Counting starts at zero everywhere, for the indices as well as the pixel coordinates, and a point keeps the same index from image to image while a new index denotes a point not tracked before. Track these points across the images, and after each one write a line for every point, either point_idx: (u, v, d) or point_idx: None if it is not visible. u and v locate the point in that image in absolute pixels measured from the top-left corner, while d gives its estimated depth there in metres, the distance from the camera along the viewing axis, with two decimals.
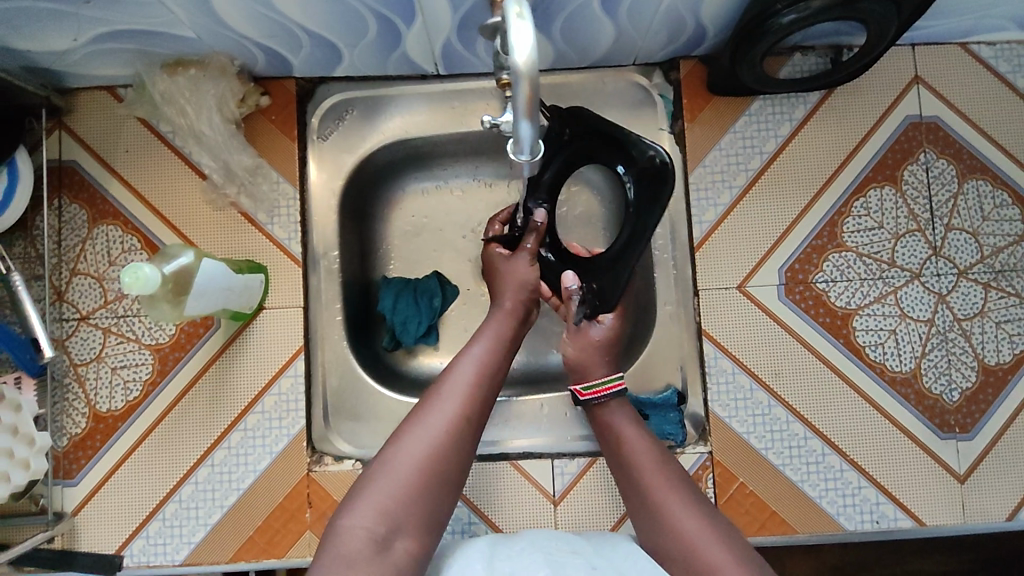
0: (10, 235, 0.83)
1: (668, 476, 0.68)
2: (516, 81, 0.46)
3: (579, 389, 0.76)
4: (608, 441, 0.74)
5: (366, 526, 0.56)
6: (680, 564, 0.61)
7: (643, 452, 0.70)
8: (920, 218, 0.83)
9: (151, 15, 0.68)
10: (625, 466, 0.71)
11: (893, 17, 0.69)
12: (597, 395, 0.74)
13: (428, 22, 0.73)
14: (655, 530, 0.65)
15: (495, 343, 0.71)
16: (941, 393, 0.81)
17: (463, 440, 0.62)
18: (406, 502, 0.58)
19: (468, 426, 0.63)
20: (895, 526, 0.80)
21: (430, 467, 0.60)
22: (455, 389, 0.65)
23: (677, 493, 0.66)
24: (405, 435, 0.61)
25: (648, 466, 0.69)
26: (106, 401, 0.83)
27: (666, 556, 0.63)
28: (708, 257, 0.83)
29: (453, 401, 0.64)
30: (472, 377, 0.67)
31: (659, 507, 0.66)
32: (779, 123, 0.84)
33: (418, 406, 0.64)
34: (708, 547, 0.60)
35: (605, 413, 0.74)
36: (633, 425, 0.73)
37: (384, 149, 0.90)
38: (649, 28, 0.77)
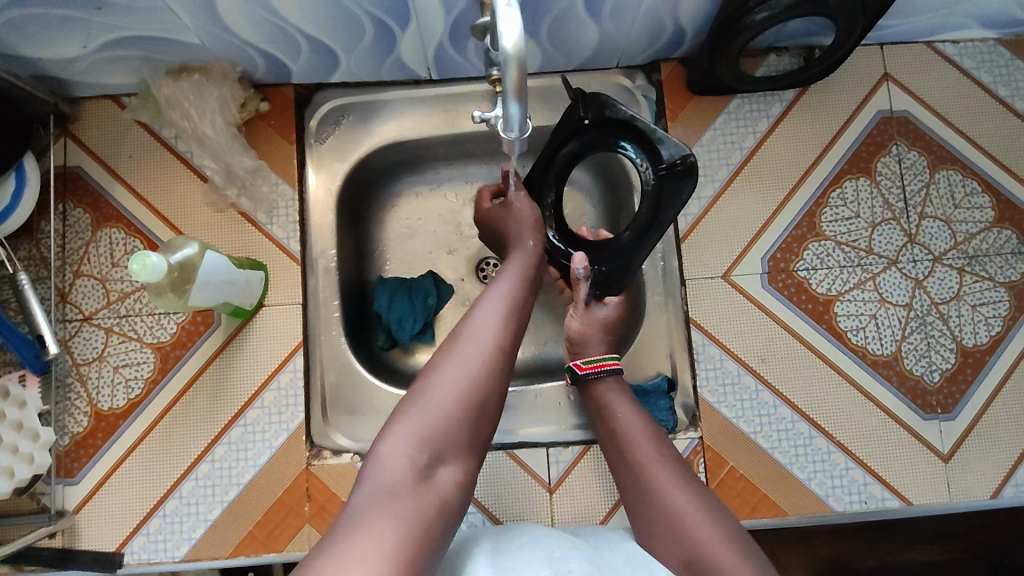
0: (16, 238, 0.85)
1: (661, 452, 0.70)
2: (505, 65, 0.50)
3: (578, 363, 0.78)
4: (602, 415, 0.75)
5: (411, 454, 0.57)
6: (666, 536, 0.64)
7: (637, 428, 0.72)
8: (895, 207, 0.86)
9: (159, 21, 0.71)
10: (618, 441, 0.73)
11: (859, 14, 0.74)
12: (595, 370, 0.77)
13: (421, 26, 0.77)
14: (644, 504, 0.67)
15: (520, 284, 0.73)
16: (922, 374, 0.84)
17: (499, 372, 0.64)
18: (447, 432, 0.59)
19: (503, 359, 0.65)
20: (884, 506, 0.81)
21: (472, 396, 0.61)
22: (488, 323, 0.67)
23: (669, 469, 0.68)
24: (443, 366, 0.63)
25: (641, 442, 0.71)
26: (108, 399, 0.84)
27: (655, 529, 0.66)
28: (693, 249, 0.86)
29: (488, 334, 0.65)
30: (503, 313, 0.68)
31: (649, 483, 0.68)
32: (756, 120, 0.88)
33: (452, 338, 0.66)
34: (695, 519, 0.63)
35: (600, 389, 0.76)
36: (628, 402, 0.75)
37: (380, 152, 0.93)
38: (630, 31, 0.81)
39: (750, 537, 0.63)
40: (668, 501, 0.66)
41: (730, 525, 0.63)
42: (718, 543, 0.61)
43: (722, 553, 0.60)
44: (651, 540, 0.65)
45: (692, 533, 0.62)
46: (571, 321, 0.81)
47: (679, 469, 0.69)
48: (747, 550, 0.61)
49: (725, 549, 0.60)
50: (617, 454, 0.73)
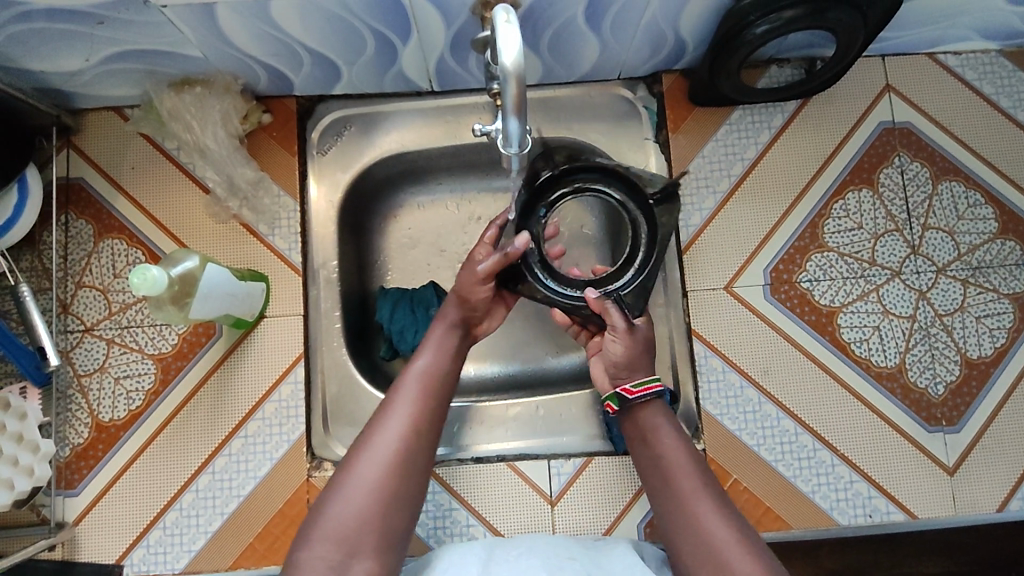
0: (18, 249, 0.85)
1: (703, 481, 0.66)
2: (505, 82, 0.50)
3: (627, 387, 0.73)
4: (643, 439, 0.71)
5: (325, 554, 0.59)
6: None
7: (683, 458, 0.68)
8: (898, 219, 0.86)
9: (160, 35, 0.72)
10: (658, 469, 0.69)
11: (859, 27, 0.74)
12: (644, 393, 0.72)
13: (422, 39, 0.77)
14: (686, 539, 0.63)
15: (437, 356, 0.74)
16: (926, 386, 0.83)
17: (414, 456, 0.66)
18: (361, 526, 0.61)
19: (416, 442, 0.67)
20: (888, 520, 0.81)
21: (387, 486, 0.63)
22: (403, 405, 0.68)
23: (711, 500, 0.65)
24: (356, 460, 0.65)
25: (683, 470, 0.67)
26: (109, 410, 0.84)
27: (697, 567, 0.61)
28: (695, 260, 0.86)
29: (401, 417, 0.67)
30: (417, 394, 0.70)
31: (693, 517, 0.64)
32: (759, 131, 0.88)
33: (369, 427, 0.68)
34: (742, 562, 0.59)
35: (645, 412, 0.72)
36: (672, 427, 0.71)
37: (381, 163, 0.93)
38: (631, 43, 0.81)
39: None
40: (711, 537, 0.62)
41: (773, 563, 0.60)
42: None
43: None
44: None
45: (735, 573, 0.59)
46: (612, 347, 0.74)
47: (721, 500, 0.65)
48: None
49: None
50: (656, 482, 0.68)
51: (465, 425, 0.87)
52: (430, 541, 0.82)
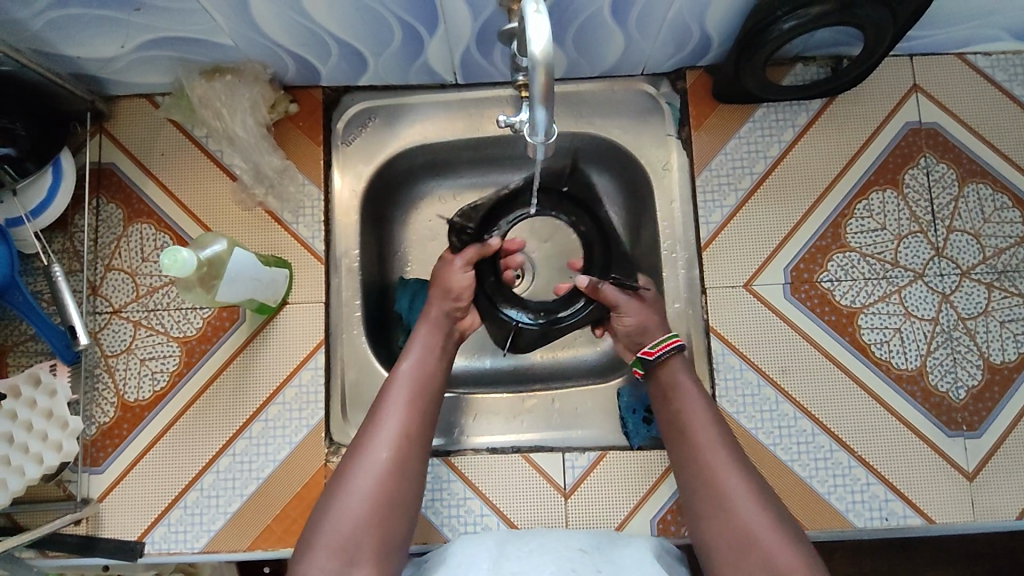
0: (50, 231, 0.88)
1: (721, 437, 0.73)
2: (533, 71, 0.50)
3: (646, 349, 0.78)
4: (666, 397, 0.77)
5: (326, 565, 0.65)
6: (717, 523, 0.69)
7: (700, 413, 0.74)
8: (922, 220, 0.85)
9: (194, 22, 0.73)
10: (681, 425, 0.75)
11: (888, 24, 0.73)
12: (664, 350, 0.77)
13: (449, 31, 0.77)
14: (700, 489, 0.71)
15: (422, 361, 0.77)
16: (948, 390, 0.82)
17: (403, 468, 0.71)
18: (360, 535, 0.66)
19: (405, 450, 0.71)
20: (904, 524, 0.80)
21: (378, 496, 0.68)
22: (389, 419, 0.72)
23: (723, 450, 0.72)
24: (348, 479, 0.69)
25: (704, 427, 0.73)
26: (134, 391, 0.86)
27: (706, 513, 0.70)
28: (714, 257, 0.86)
29: (388, 431, 0.71)
30: (403, 401, 0.74)
31: (705, 468, 0.71)
32: (782, 130, 0.88)
33: (360, 441, 0.72)
34: (746, 510, 0.68)
35: (666, 370, 0.78)
36: (693, 383, 0.77)
37: (404, 154, 0.94)
38: (657, 37, 0.81)
39: (795, 524, 0.68)
40: (727, 491, 0.69)
41: (780, 515, 0.68)
42: (770, 537, 0.66)
43: (769, 540, 0.66)
44: (701, 526, 0.70)
45: (746, 525, 0.67)
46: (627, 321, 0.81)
47: (737, 455, 0.72)
48: (793, 541, 0.66)
49: (771, 536, 0.66)
50: (677, 436, 0.75)
51: (481, 416, 0.89)
52: (444, 530, 0.82)
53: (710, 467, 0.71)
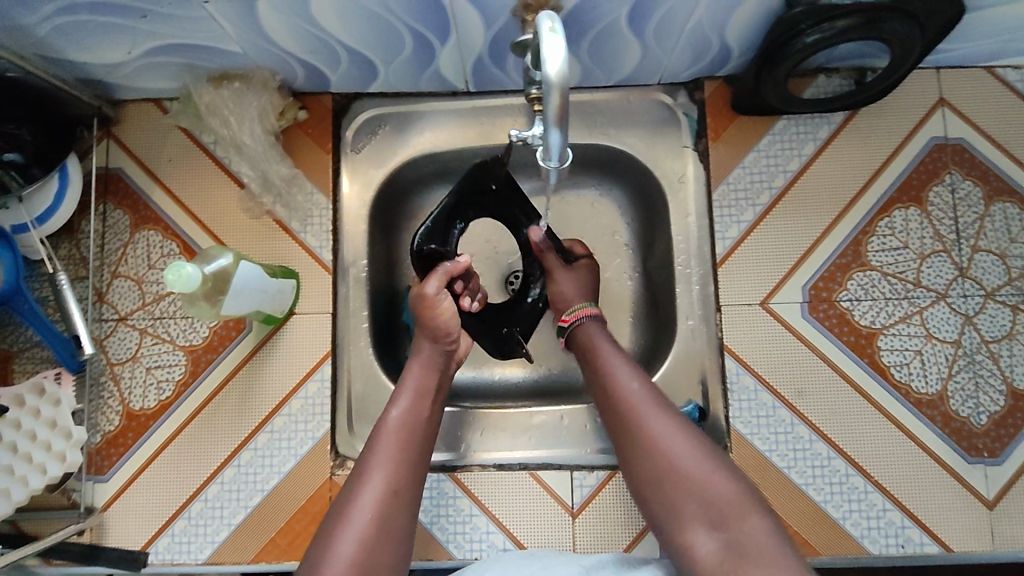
0: (57, 237, 0.87)
1: (635, 376, 0.71)
2: (548, 94, 0.49)
3: (563, 317, 0.80)
4: (587, 354, 0.76)
5: None
6: (649, 471, 0.65)
7: (617, 362, 0.72)
8: (946, 239, 0.83)
9: (202, 30, 0.71)
10: (599, 374, 0.72)
11: (916, 37, 0.71)
12: (577, 317, 0.78)
13: (461, 40, 0.76)
14: (626, 437, 0.68)
15: (412, 409, 0.73)
16: (969, 416, 0.80)
17: (394, 517, 0.65)
18: None
19: (395, 504, 0.66)
20: (921, 552, 0.78)
21: (367, 555, 0.62)
22: (379, 466, 0.67)
23: (641, 392, 0.69)
24: (334, 530, 0.63)
25: (619, 371, 0.71)
26: (139, 399, 0.85)
27: (637, 463, 0.66)
28: (730, 274, 0.84)
29: (378, 477, 0.66)
30: (394, 450, 0.69)
31: (626, 412, 0.68)
32: (803, 143, 0.85)
33: (348, 490, 0.66)
34: (675, 447, 0.65)
35: (582, 328, 0.78)
36: (608, 340, 0.76)
37: (414, 162, 0.93)
38: (674, 47, 0.79)
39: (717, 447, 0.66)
40: (644, 430, 0.66)
41: (703, 440, 0.66)
42: (694, 464, 0.64)
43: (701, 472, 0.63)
44: (629, 471, 0.67)
45: (667, 458, 0.64)
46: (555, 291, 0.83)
47: (652, 393, 0.69)
48: (718, 464, 0.64)
49: (703, 467, 0.63)
50: (597, 386, 0.72)
51: (488, 432, 0.87)
52: (450, 547, 0.81)
53: (630, 409, 0.68)
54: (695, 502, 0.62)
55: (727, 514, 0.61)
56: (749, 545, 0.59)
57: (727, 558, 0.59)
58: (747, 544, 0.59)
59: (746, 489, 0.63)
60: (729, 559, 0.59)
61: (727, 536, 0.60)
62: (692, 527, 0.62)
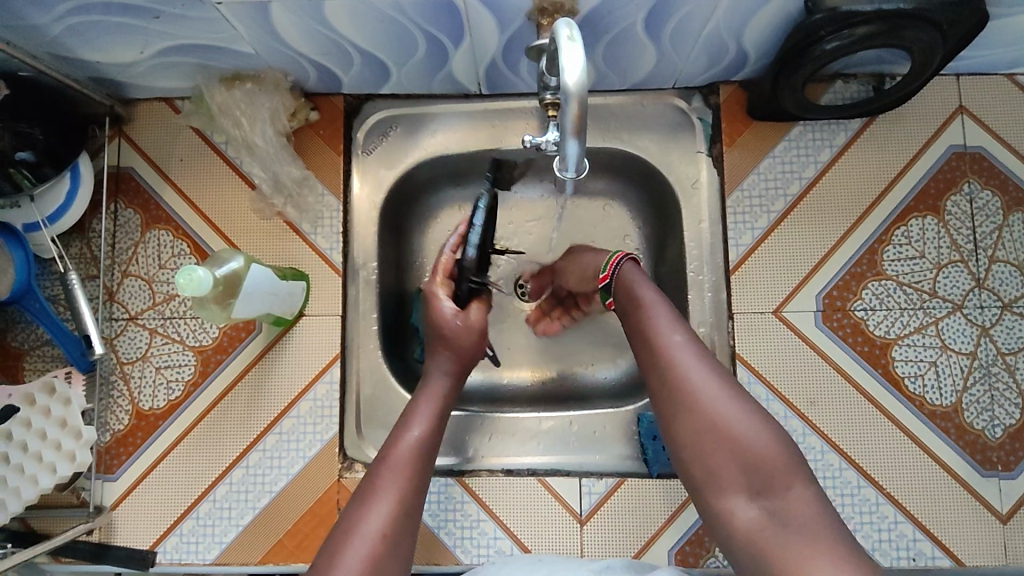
0: (68, 236, 0.87)
1: (678, 328, 0.65)
2: (566, 102, 0.49)
3: (601, 274, 0.74)
4: (626, 304, 0.70)
5: None
6: (690, 426, 0.60)
7: (660, 311, 0.66)
8: (963, 249, 0.82)
9: (215, 31, 0.71)
10: (639, 327, 0.67)
11: (938, 46, 0.70)
12: (614, 266, 0.72)
13: (475, 43, 0.75)
14: (665, 389, 0.63)
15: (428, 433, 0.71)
16: (983, 429, 0.79)
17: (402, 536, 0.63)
18: None
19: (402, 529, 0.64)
20: (933, 565, 0.77)
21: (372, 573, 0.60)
22: (388, 485, 0.66)
23: (684, 342, 0.64)
24: (341, 545, 0.61)
25: (661, 323, 0.65)
26: (149, 399, 0.85)
27: (676, 417, 0.61)
28: (743, 281, 0.83)
29: (388, 497, 0.65)
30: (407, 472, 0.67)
31: (667, 363, 0.63)
32: (819, 149, 0.84)
33: (354, 509, 0.64)
34: (719, 403, 0.60)
35: (624, 275, 0.71)
36: (650, 284, 0.70)
37: (425, 165, 0.92)
38: (690, 53, 0.78)
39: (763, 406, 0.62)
40: (687, 387, 0.61)
41: (750, 400, 0.61)
42: (741, 425, 0.59)
43: (748, 431, 0.58)
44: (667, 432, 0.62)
45: (711, 418, 0.59)
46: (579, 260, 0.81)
47: (696, 348, 0.64)
48: (766, 424, 0.59)
49: (750, 425, 0.59)
50: (637, 340, 0.67)
51: (496, 437, 0.87)
52: (457, 551, 0.80)
53: (672, 360, 0.63)
54: (739, 466, 0.58)
55: (772, 482, 0.57)
56: (793, 516, 0.55)
57: (771, 527, 0.55)
58: (793, 514, 0.55)
59: (794, 454, 0.58)
60: (771, 527, 0.55)
61: (772, 504, 0.56)
62: (734, 487, 0.58)
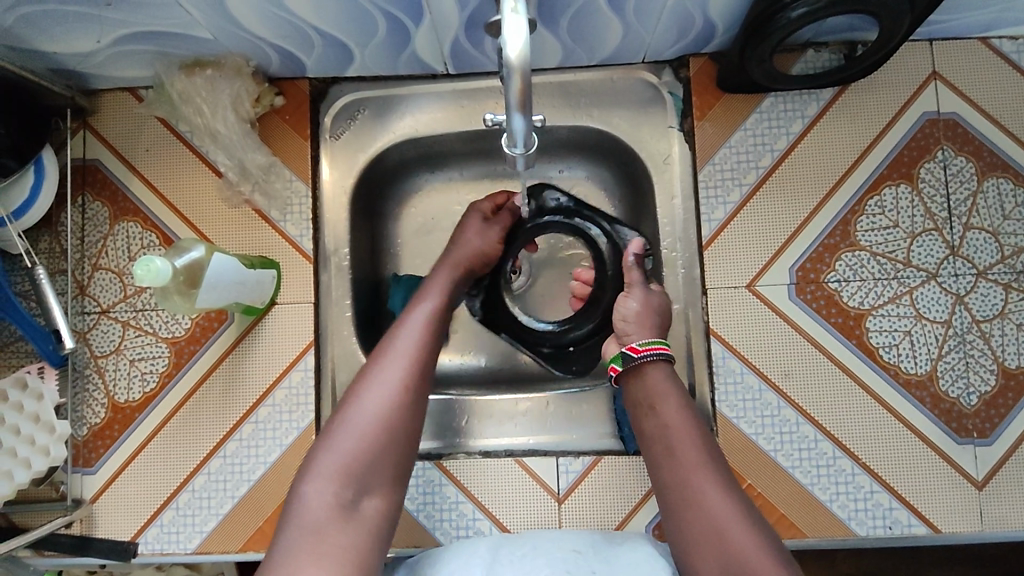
0: (36, 231, 0.86)
1: (706, 449, 0.66)
2: (509, 76, 0.48)
3: (633, 345, 0.73)
4: (649, 411, 0.70)
5: (329, 502, 0.59)
6: (707, 543, 0.60)
7: (684, 424, 0.67)
8: (937, 217, 0.81)
9: (169, 16, 0.70)
10: (661, 433, 0.68)
11: (906, 10, 0.68)
12: (651, 352, 0.72)
13: (436, 21, 0.74)
14: (686, 508, 0.63)
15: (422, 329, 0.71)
16: (958, 396, 0.79)
17: (411, 407, 0.66)
18: (343, 503, 0.60)
19: (397, 423, 0.64)
20: (909, 533, 0.77)
21: (361, 457, 0.62)
22: (396, 358, 0.68)
23: (706, 463, 0.65)
24: (333, 429, 0.64)
25: (687, 438, 0.66)
26: (124, 391, 0.85)
27: (692, 535, 0.62)
28: (715, 256, 0.82)
29: (395, 368, 0.67)
30: (404, 360, 0.68)
31: (689, 482, 0.64)
32: (791, 121, 0.83)
33: (352, 392, 0.66)
34: (734, 529, 0.60)
35: (650, 372, 0.71)
36: (680, 394, 0.70)
37: (395, 147, 0.92)
38: (656, 24, 0.76)
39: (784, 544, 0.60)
40: (710, 509, 0.62)
41: (770, 536, 0.61)
42: (757, 554, 0.58)
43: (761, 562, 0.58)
44: (683, 550, 0.62)
45: (728, 544, 0.59)
46: (628, 302, 0.78)
47: (720, 470, 0.64)
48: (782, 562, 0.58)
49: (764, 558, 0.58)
50: (659, 448, 0.68)
51: (475, 419, 0.88)
52: (436, 534, 0.81)
53: (693, 478, 0.64)
54: None
55: None
56: None
57: None
58: None
59: None
60: None
61: None
62: None
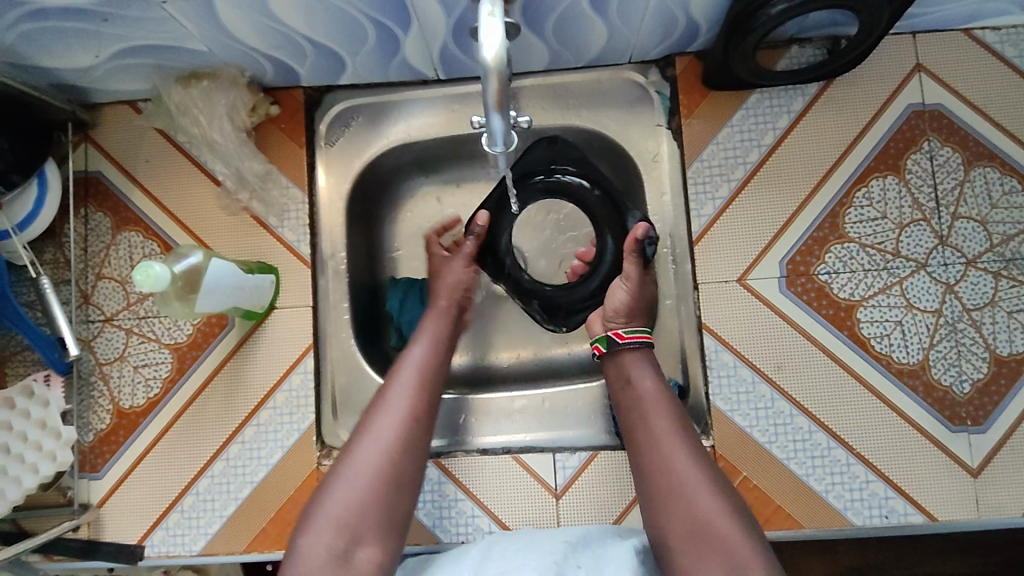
0: (41, 243, 0.88)
1: (676, 421, 0.69)
2: (486, 77, 0.50)
3: (618, 332, 0.76)
4: (628, 394, 0.73)
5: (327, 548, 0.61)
6: (675, 516, 0.63)
7: (658, 399, 0.70)
8: (925, 207, 0.82)
9: (165, 30, 0.72)
10: (637, 409, 0.71)
11: (884, 4, 0.69)
12: (635, 340, 0.75)
13: (424, 28, 0.75)
14: (657, 480, 0.66)
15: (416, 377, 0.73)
16: (951, 384, 0.79)
17: (406, 458, 0.67)
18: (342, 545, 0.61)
19: (395, 472, 0.66)
20: (905, 521, 0.78)
21: (360, 506, 0.63)
22: (391, 410, 0.69)
23: (677, 436, 0.67)
24: (333, 480, 0.65)
25: (660, 413, 0.69)
26: (128, 397, 0.86)
27: (659, 505, 0.64)
28: (705, 251, 0.84)
29: (390, 422, 0.68)
30: (401, 410, 0.69)
31: (659, 454, 0.67)
32: (777, 116, 0.84)
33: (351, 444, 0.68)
34: (700, 497, 0.63)
35: (630, 356, 0.75)
36: (656, 374, 0.73)
37: (389, 153, 0.93)
38: (640, 25, 0.78)
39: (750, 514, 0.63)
40: (678, 480, 0.64)
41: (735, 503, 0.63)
42: (721, 522, 0.61)
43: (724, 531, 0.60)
44: (652, 518, 0.65)
45: (691, 510, 0.62)
46: (618, 293, 0.79)
47: (693, 443, 0.67)
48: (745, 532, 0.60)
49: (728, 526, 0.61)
50: (635, 418, 0.71)
51: (473, 417, 0.89)
52: (437, 531, 0.82)
53: (663, 449, 0.66)
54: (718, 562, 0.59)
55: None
56: None
57: None
58: None
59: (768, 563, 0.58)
60: None
61: None
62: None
